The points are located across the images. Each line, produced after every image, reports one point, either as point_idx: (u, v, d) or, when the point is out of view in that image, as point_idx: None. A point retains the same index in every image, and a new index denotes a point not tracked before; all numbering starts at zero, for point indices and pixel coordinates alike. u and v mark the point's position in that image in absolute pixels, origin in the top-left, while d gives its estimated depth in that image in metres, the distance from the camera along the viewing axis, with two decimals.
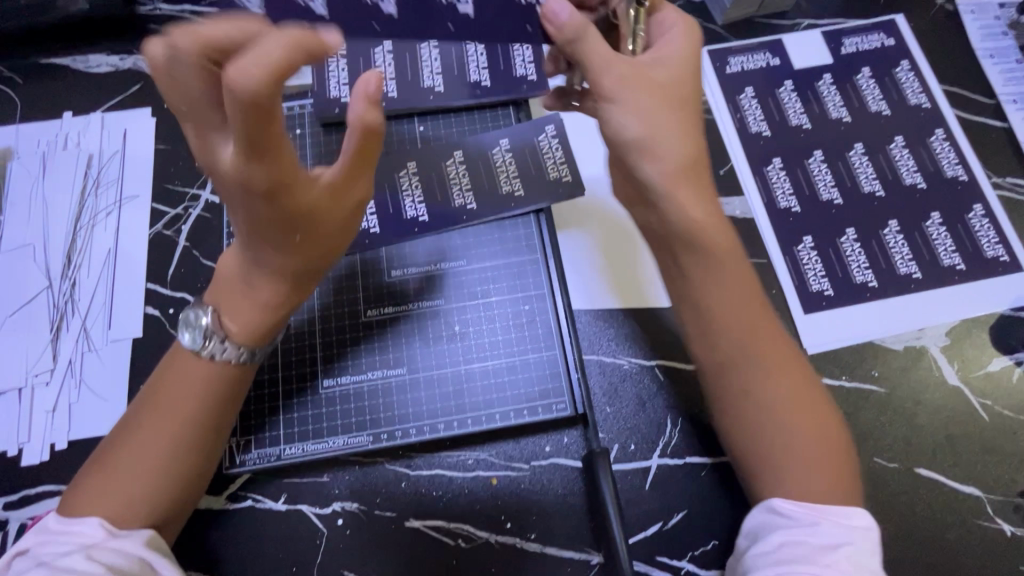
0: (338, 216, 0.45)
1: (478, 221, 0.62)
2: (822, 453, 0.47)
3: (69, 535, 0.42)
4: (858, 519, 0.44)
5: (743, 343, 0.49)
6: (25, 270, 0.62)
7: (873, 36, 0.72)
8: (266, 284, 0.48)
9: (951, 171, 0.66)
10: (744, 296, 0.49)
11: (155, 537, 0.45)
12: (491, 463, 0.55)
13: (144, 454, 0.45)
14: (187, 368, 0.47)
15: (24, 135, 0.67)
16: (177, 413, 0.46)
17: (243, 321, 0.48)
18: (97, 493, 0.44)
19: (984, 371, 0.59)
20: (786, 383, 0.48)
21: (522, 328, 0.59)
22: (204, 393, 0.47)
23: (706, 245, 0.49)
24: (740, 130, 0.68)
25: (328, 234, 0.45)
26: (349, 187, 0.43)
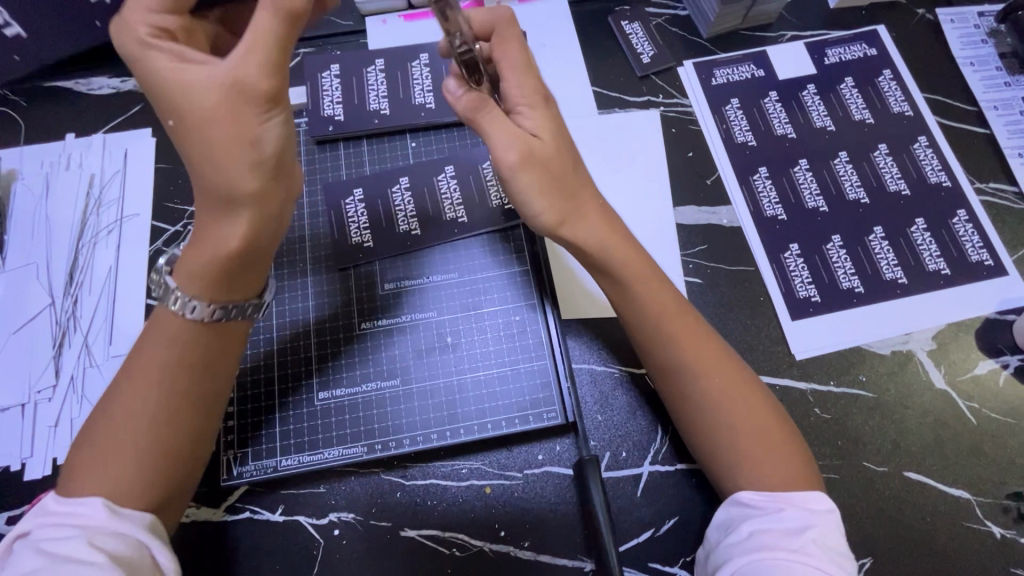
0: (228, 107, 0.43)
1: (468, 234, 0.63)
2: (771, 441, 0.50)
3: (67, 516, 0.43)
4: (818, 504, 0.47)
5: (682, 360, 0.52)
6: (28, 288, 0.64)
7: (855, 47, 0.73)
8: (211, 226, 0.47)
9: (935, 177, 0.67)
10: (671, 313, 0.53)
11: (153, 520, 0.45)
12: (484, 473, 0.56)
13: (128, 427, 0.46)
14: (157, 330, 0.49)
15: (28, 156, 0.69)
16: (150, 378, 0.47)
17: (192, 271, 0.47)
18: (93, 477, 0.44)
19: (970, 374, 0.60)
20: (724, 380, 0.51)
21: (512, 338, 0.60)
22: (176, 352, 0.48)
23: (622, 278, 0.53)
24: (726, 141, 0.69)
25: (223, 139, 0.43)
26: (239, 69, 0.43)
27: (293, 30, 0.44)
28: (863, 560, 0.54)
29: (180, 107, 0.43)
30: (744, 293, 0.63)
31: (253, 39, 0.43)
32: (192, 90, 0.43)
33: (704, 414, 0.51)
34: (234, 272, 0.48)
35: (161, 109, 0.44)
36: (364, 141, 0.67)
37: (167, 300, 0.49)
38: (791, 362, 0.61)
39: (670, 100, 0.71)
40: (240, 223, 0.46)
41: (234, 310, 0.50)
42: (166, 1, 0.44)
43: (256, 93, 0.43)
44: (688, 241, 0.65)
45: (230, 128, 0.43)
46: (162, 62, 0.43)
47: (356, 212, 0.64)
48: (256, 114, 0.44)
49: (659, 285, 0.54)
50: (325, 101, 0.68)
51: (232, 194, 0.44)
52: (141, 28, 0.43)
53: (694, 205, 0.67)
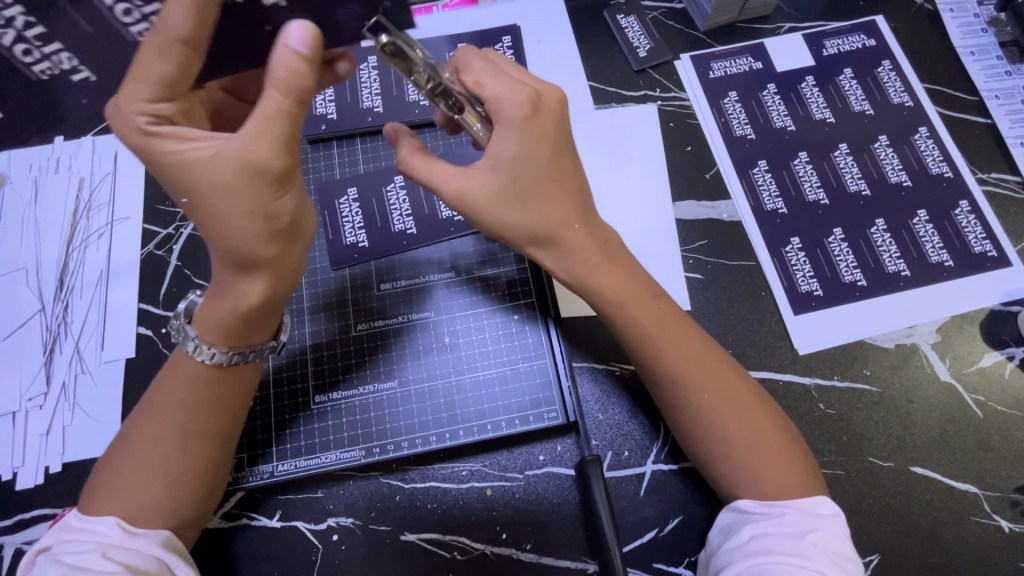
0: (241, 187, 0.42)
1: (465, 232, 0.62)
2: (769, 451, 0.49)
3: (87, 532, 0.44)
4: (823, 507, 0.47)
5: (676, 374, 0.51)
6: (18, 294, 0.62)
7: (855, 37, 0.72)
8: (230, 283, 0.46)
9: (936, 168, 0.66)
10: (665, 328, 0.51)
11: (171, 537, 0.46)
12: (484, 474, 0.55)
13: (146, 455, 0.47)
14: (174, 373, 0.49)
15: (15, 160, 0.67)
16: (169, 408, 0.48)
17: (211, 322, 0.47)
18: (112, 497, 0.46)
19: (975, 367, 0.59)
20: (717, 394, 0.50)
21: (512, 338, 0.59)
22: (193, 386, 0.48)
23: (612, 295, 0.51)
24: (725, 134, 0.68)
25: (238, 215, 0.43)
26: (250, 152, 0.41)
27: (305, 107, 0.42)
28: (870, 557, 0.53)
29: (193, 185, 0.42)
30: (745, 288, 0.62)
31: (263, 121, 0.41)
32: (204, 171, 0.42)
33: (694, 422, 0.50)
34: (257, 326, 0.49)
35: (173, 186, 0.43)
36: (357, 140, 0.66)
37: (186, 346, 0.48)
38: (794, 358, 0.60)
39: (667, 93, 0.70)
40: (261, 282, 0.46)
41: (250, 353, 0.49)
42: (154, 81, 0.40)
43: (269, 173, 0.42)
44: (688, 236, 0.64)
45: (244, 206, 0.42)
46: (169, 147, 0.42)
47: (350, 212, 0.63)
48: (269, 194, 0.43)
49: (653, 298, 0.52)
50: (318, 99, 0.66)
51: (251, 258, 0.45)
52: (140, 117, 0.41)
53: (693, 200, 0.66)
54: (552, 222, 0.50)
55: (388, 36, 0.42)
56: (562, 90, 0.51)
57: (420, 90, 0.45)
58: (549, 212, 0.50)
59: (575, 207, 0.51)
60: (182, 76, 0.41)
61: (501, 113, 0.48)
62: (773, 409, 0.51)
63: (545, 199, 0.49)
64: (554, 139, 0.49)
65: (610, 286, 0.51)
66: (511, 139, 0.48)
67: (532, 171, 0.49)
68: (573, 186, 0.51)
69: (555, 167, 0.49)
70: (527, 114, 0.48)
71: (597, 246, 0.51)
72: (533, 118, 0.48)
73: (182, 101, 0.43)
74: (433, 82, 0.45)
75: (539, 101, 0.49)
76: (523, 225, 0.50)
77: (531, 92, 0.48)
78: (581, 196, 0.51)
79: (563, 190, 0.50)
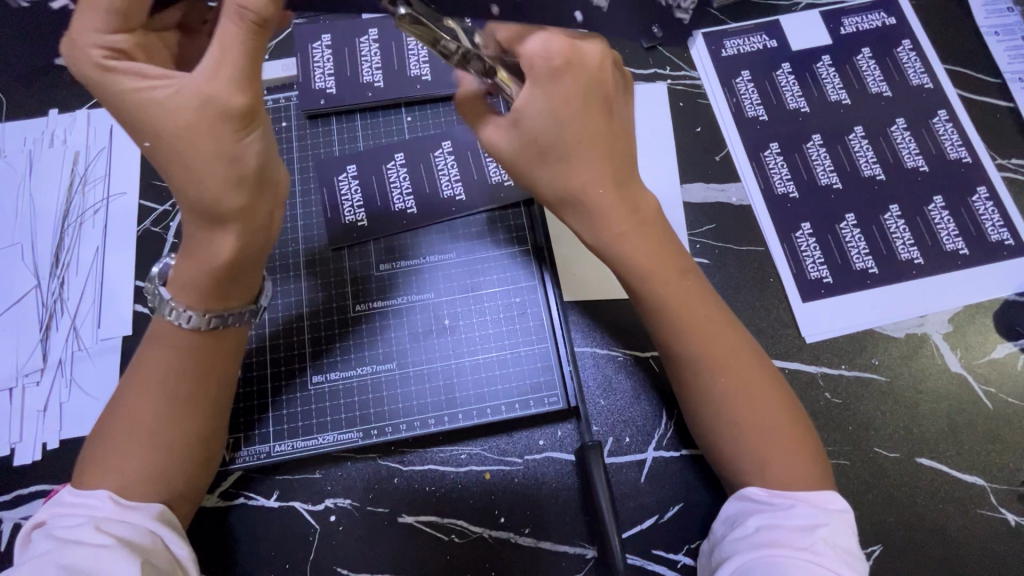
0: (201, 124, 0.40)
1: (467, 212, 0.61)
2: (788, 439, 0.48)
3: (80, 506, 0.44)
4: (832, 502, 0.46)
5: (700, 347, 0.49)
6: (13, 270, 0.62)
7: (874, 15, 0.70)
8: (203, 239, 0.45)
9: (955, 153, 0.64)
10: (688, 303, 0.50)
11: (165, 511, 0.46)
12: (483, 458, 0.55)
13: (136, 425, 0.46)
14: (156, 339, 0.48)
15: (10, 134, 0.66)
16: (156, 373, 0.47)
17: (188, 281, 0.46)
18: (101, 468, 0.45)
19: (987, 358, 0.58)
20: (739, 370, 0.49)
21: (513, 321, 0.58)
22: (179, 356, 0.47)
23: (634, 267, 0.50)
24: (737, 116, 0.66)
25: (199, 156, 0.41)
26: (210, 87, 0.40)
27: (263, 39, 0.40)
28: (873, 548, 0.53)
29: (152, 123, 0.41)
30: (753, 274, 0.61)
31: (222, 51, 0.40)
32: (164, 109, 0.41)
33: (716, 401, 0.49)
34: (228, 281, 0.47)
35: (131, 127, 0.42)
36: (357, 115, 0.64)
37: (162, 310, 0.48)
38: (801, 346, 0.58)
39: (678, 72, 0.68)
40: (228, 233, 0.44)
41: (221, 316, 0.48)
42: (105, 11, 0.40)
43: (226, 110, 0.40)
44: (695, 220, 0.63)
45: (207, 148, 0.41)
46: (127, 83, 0.41)
47: (349, 189, 0.61)
48: (230, 134, 0.41)
49: (676, 271, 0.51)
50: (317, 73, 0.65)
51: (215, 206, 0.43)
52: (95, 50, 0.41)
53: (701, 181, 0.64)
54: (574, 186, 0.48)
55: (404, 8, 0.40)
56: (606, 44, 0.47)
57: (447, 59, 0.44)
58: (568, 176, 0.48)
59: (604, 171, 0.48)
60: (132, 4, 0.40)
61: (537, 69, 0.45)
62: (791, 396, 0.50)
63: (568, 161, 0.47)
64: (587, 97, 0.46)
65: (635, 253, 0.49)
66: (538, 99, 0.45)
67: (558, 131, 0.46)
68: (606, 151, 0.47)
69: (587, 126, 0.46)
70: (560, 67, 0.44)
71: (625, 214, 0.49)
72: (565, 72, 0.45)
73: (139, 35, 0.42)
74: (459, 52, 0.43)
75: (575, 55, 0.45)
76: (544, 188, 0.49)
77: (568, 45, 0.45)
78: (615, 159, 0.48)
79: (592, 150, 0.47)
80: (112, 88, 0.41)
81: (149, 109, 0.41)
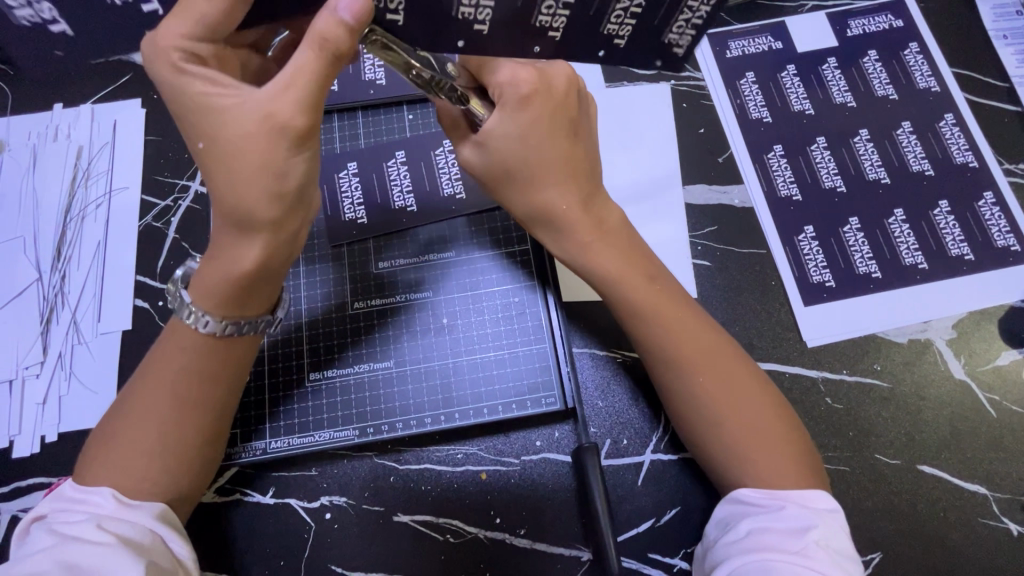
0: (258, 139, 0.41)
1: (467, 211, 0.61)
2: (776, 453, 0.47)
3: (82, 502, 0.44)
4: (823, 503, 0.45)
5: (678, 362, 0.49)
6: (16, 263, 0.62)
7: (881, 17, 0.69)
8: (227, 245, 0.45)
9: (960, 157, 0.63)
10: (665, 315, 0.50)
11: (165, 510, 0.46)
12: (480, 458, 0.55)
13: (150, 426, 0.46)
14: (173, 340, 0.47)
15: (15, 128, 0.66)
16: (174, 376, 0.47)
17: (207, 292, 0.46)
18: (107, 466, 0.45)
19: (991, 365, 0.57)
20: (718, 384, 0.48)
21: (512, 321, 0.57)
22: (197, 359, 0.47)
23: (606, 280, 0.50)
24: (740, 117, 0.66)
25: (249, 170, 0.41)
26: (273, 106, 0.40)
27: (335, 69, 0.40)
28: (871, 555, 0.52)
29: (211, 131, 0.41)
30: (755, 277, 0.60)
31: (294, 75, 0.40)
32: (228, 121, 0.41)
33: (694, 415, 0.49)
34: (253, 295, 0.47)
35: (190, 128, 0.42)
36: (359, 113, 0.64)
37: (181, 314, 0.47)
38: (801, 350, 0.58)
39: (682, 72, 0.68)
40: (256, 246, 0.44)
41: (247, 328, 0.48)
42: (195, 21, 0.40)
43: (285, 131, 0.41)
44: (696, 222, 0.62)
45: (257, 162, 0.41)
46: (197, 88, 0.41)
47: (350, 187, 0.61)
48: (283, 152, 0.41)
49: (654, 280, 0.50)
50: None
51: (247, 218, 0.43)
52: (174, 52, 0.41)
53: (704, 183, 0.64)
54: (542, 201, 0.49)
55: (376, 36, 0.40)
56: (572, 69, 0.49)
57: (420, 85, 0.45)
58: (538, 191, 0.48)
59: (570, 187, 0.49)
60: (222, 20, 0.40)
61: (503, 93, 0.46)
62: (780, 410, 0.49)
63: (537, 176, 0.48)
64: (553, 116, 0.47)
65: (607, 265, 0.50)
66: (506, 121, 0.46)
67: (527, 149, 0.47)
68: (571, 169, 0.48)
69: (552, 144, 0.47)
70: (524, 93, 0.46)
71: (590, 226, 0.50)
72: (531, 96, 0.46)
73: (221, 47, 0.43)
74: (430, 78, 0.44)
75: (540, 78, 0.47)
76: (515, 207, 0.50)
77: (533, 72, 0.46)
78: (580, 177, 0.49)
79: (557, 170, 0.48)
80: (181, 89, 0.41)
81: (215, 118, 0.41)
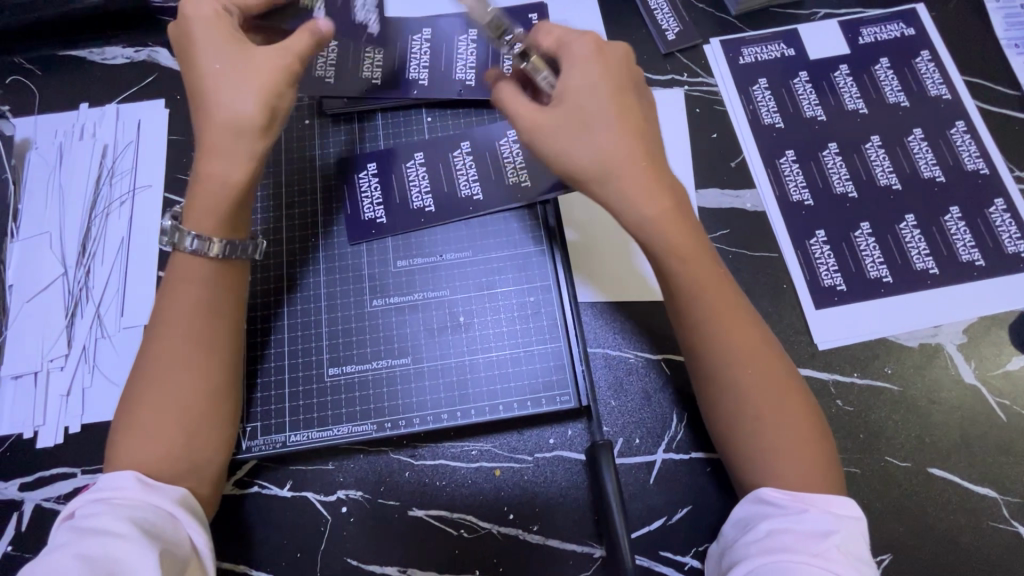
0: (260, 71, 0.50)
1: (484, 212, 0.62)
2: (800, 444, 0.48)
3: (102, 495, 0.44)
4: (844, 509, 0.46)
5: (729, 337, 0.49)
6: (42, 258, 0.63)
7: (893, 26, 0.70)
8: (216, 163, 0.50)
9: (972, 165, 0.64)
10: (718, 287, 0.50)
11: (184, 496, 0.46)
12: (494, 455, 0.55)
13: (158, 382, 0.48)
14: (179, 286, 0.50)
15: (42, 126, 0.68)
16: (178, 329, 0.49)
17: (206, 208, 0.50)
18: (127, 447, 0.46)
19: (1002, 370, 0.58)
20: (758, 365, 0.49)
21: (526, 319, 0.58)
22: (199, 306, 0.50)
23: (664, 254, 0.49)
24: (753, 122, 0.67)
25: (247, 91, 0.49)
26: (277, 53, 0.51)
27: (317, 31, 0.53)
28: (882, 557, 0.53)
29: (220, 63, 0.50)
30: (766, 280, 0.61)
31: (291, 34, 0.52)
32: (235, 59, 0.50)
33: (740, 395, 0.49)
34: (237, 213, 0.51)
35: (199, 63, 0.50)
36: (379, 115, 0.65)
37: (180, 244, 0.50)
38: (813, 352, 0.59)
39: (695, 78, 0.69)
40: (245, 159, 0.50)
41: (237, 247, 0.52)
42: None
43: (282, 68, 0.50)
44: (709, 225, 0.63)
45: (257, 86, 0.49)
46: (213, 34, 0.51)
47: (369, 186, 0.62)
48: (279, 82, 0.50)
49: (710, 257, 0.50)
50: (318, 62, 0.65)
51: (236, 119, 0.49)
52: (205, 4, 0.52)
53: (717, 187, 0.65)
54: (612, 159, 0.48)
55: None
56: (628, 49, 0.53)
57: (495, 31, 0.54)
58: (606, 153, 0.48)
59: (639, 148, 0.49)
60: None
61: (568, 55, 0.51)
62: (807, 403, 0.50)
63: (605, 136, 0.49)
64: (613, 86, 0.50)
65: (670, 234, 0.49)
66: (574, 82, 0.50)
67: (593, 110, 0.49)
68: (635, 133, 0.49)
69: (616, 110, 0.49)
70: (587, 56, 0.51)
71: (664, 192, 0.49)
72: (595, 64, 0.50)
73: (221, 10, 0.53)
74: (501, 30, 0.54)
75: (602, 45, 0.51)
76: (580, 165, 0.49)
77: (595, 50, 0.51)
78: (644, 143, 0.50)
79: (611, 124, 0.49)
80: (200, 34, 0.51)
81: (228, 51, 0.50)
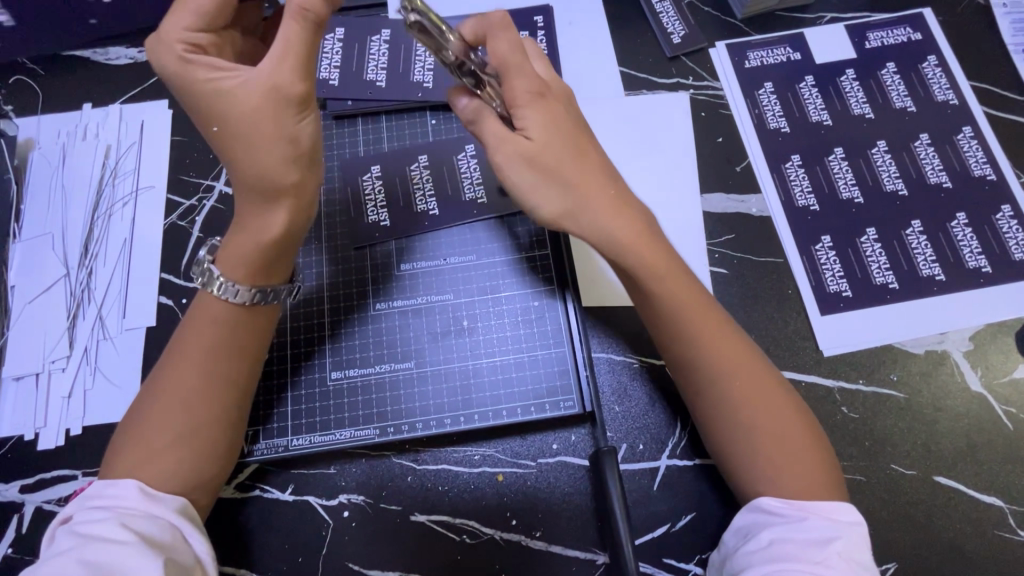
0: (267, 110, 0.46)
1: (488, 216, 0.61)
2: (800, 455, 0.48)
3: (103, 502, 0.43)
4: (844, 515, 0.45)
5: (711, 358, 0.49)
6: (44, 259, 0.63)
7: (899, 30, 0.69)
8: (253, 217, 0.49)
9: (979, 170, 0.64)
10: (699, 309, 0.50)
11: (185, 505, 0.46)
12: (497, 460, 0.55)
13: (167, 408, 0.47)
14: (199, 315, 0.50)
15: (45, 126, 0.68)
16: (189, 355, 0.48)
17: (236, 257, 0.49)
18: (128, 461, 0.46)
19: (1008, 378, 0.57)
20: (747, 378, 0.49)
21: (530, 325, 0.58)
22: (211, 333, 0.49)
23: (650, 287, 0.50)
24: (758, 127, 0.66)
25: (262, 138, 0.47)
26: (278, 78, 0.46)
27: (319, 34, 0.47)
28: (887, 565, 0.52)
29: (222, 114, 0.46)
30: (771, 285, 0.61)
31: (286, 48, 0.46)
32: (233, 97, 0.46)
33: (724, 415, 0.49)
34: (280, 261, 0.51)
35: (202, 113, 0.47)
36: (383, 117, 0.65)
37: (209, 286, 0.49)
38: (819, 359, 0.58)
39: (700, 82, 0.68)
40: (279, 208, 0.49)
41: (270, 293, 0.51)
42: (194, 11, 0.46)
43: (291, 97, 0.46)
44: (714, 230, 0.63)
45: (270, 128, 0.46)
46: (202, 75, 0.46)
47: (373, 189, 0.62)
48: (293, 116, 0.47)
49: (691, 287, 0.51)
50: (323, 63, 0.65)
51: (271, 184, 0.48)
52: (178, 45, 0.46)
53: (722, 192, 0.64)
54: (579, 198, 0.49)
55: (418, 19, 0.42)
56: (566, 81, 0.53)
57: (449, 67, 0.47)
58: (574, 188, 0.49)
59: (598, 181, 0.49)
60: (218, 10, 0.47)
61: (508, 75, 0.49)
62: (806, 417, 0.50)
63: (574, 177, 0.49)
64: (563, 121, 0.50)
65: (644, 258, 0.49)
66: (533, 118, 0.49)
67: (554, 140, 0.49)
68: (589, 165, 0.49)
69: (571, 144, 0.49)
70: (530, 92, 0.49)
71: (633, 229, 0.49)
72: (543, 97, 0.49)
73: (216, 36, 0.48)
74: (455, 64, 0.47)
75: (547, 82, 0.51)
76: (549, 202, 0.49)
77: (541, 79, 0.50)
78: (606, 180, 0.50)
79: (573, 157, 0.50)
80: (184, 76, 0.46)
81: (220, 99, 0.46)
